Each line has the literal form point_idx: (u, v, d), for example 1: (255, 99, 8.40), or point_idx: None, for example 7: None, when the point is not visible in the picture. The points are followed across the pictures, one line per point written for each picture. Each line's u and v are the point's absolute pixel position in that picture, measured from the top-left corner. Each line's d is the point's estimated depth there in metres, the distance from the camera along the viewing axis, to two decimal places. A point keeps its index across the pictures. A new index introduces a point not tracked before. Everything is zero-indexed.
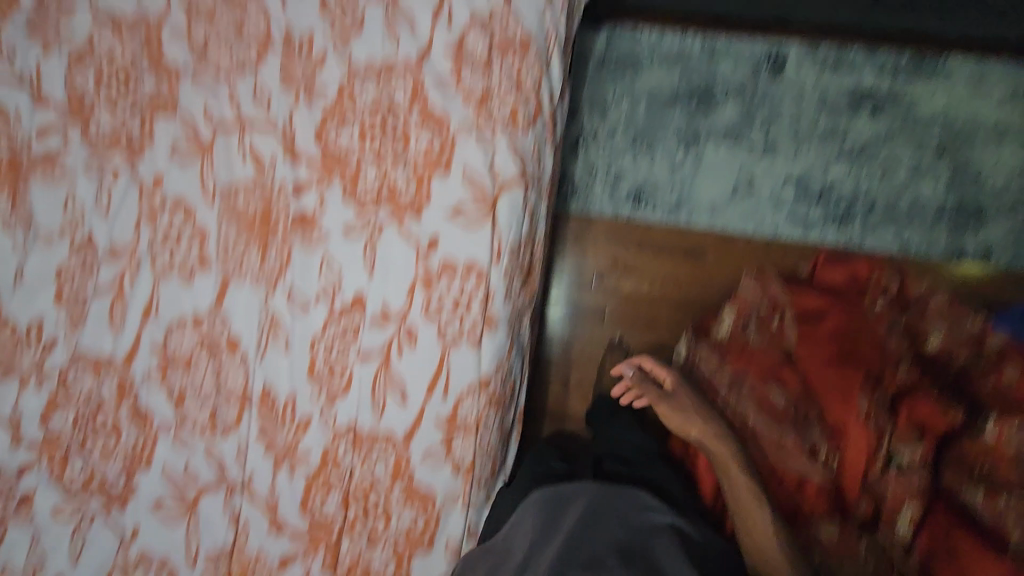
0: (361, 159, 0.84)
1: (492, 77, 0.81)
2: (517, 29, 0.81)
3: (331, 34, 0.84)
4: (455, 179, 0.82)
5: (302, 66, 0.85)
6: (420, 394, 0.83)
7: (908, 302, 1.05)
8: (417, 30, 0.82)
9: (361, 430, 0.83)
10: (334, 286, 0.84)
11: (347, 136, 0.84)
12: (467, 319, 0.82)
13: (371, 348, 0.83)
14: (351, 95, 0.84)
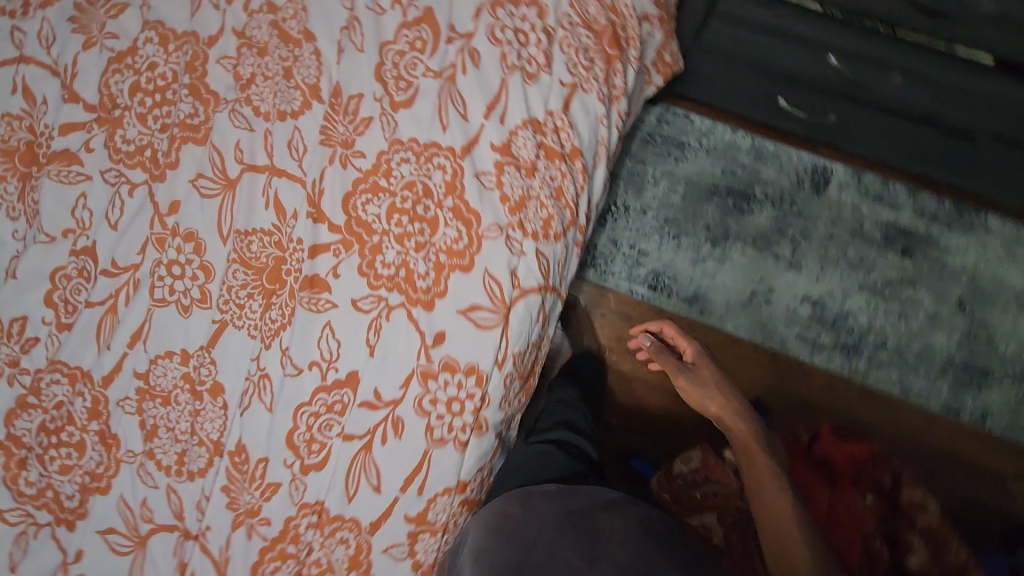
0: (383, 239, 0.80)
1: (534, 183, 0.80)
2: (570, 142, 0.82)
3: (382, 101, 0.82)
4: (475, 279, 0.79)
5: (345, 126, 0.82)
6: (395, 488, 0.79)
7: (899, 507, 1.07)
8: (469, 118, 0.80)
9: (326, 513, 0.79)
10: (331, 356, 0.80)
11: (374, 207, 0.81)
12: (459, 419, 0.79)
13: (354, 430, 0.79)
14: (386, 170, 0.81)
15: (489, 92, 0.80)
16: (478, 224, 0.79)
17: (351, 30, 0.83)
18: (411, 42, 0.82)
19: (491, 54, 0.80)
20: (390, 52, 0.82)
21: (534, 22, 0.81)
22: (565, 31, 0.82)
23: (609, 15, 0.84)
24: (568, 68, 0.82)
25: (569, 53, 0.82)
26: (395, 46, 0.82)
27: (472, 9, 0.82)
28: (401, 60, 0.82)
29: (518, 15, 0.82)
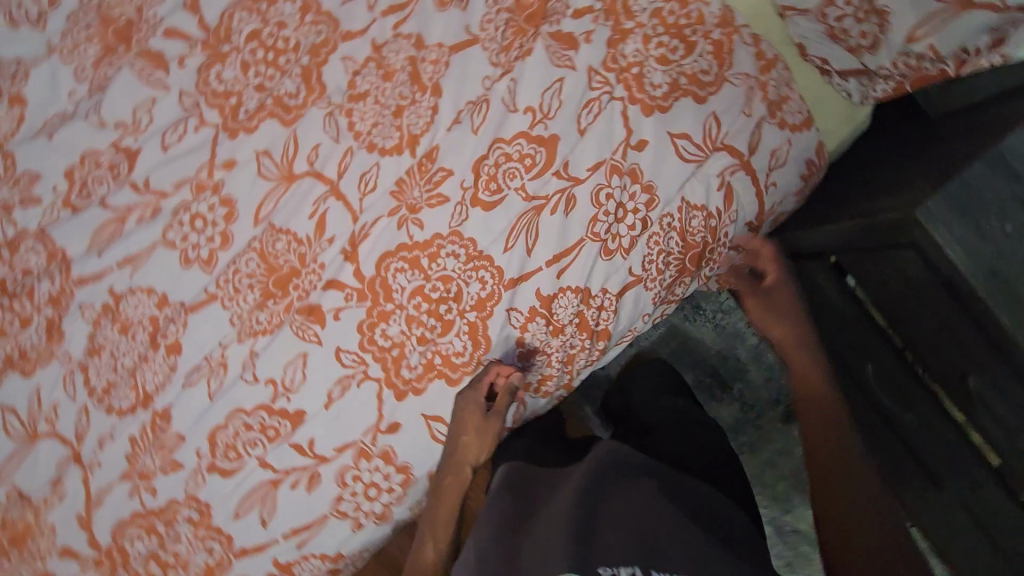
0: (394, 313, 0.81)
1: (554, 341, 0.83)
2: (605, 323, 0.83)
3: (465, 190, 0.81)
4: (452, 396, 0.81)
5: (420, 191, 0.81)
6: (279, 531, 0.81)
7: None
8: (531, 255, 0.80)
9: (209, 517, 0.81)
10: (290, 387, 0.81)
11: (402, 280, 0.81)
12: (369, 503, 0.82)
13: (273, 462, 0.81)
14: (432, 254, 0.81)
15: (562, 243, 0.80)
16: (484, 351, 0.81)
17: (478, 109, 0.81)
18: (523, 154, 0.80)
19: (585, 211, 0.79)
20: (498, 151, 0.80)
21: (637, 204, 0.80)
22: (659, 229, 0.81)
23: (707, 235, 0.82)
24: (642, 262, 0.81)
25: (651, 250, 0.81)
26: (506, 148, 0.80)
27: (593, 159, 0.79)
28: (505, 164, 0.80)
29: (626, 189, 0.80)
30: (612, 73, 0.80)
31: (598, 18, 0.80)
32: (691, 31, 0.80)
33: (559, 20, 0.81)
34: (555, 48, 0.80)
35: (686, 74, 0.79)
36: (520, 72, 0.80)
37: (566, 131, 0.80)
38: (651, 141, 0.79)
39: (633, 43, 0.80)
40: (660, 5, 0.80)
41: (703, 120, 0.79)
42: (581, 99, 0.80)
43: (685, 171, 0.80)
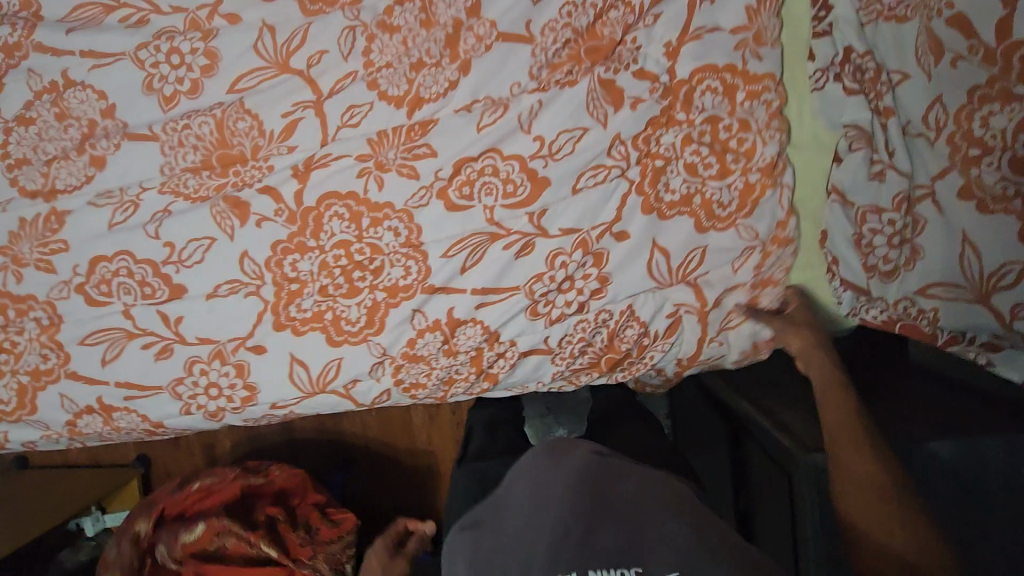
0: (312, 251, 0.78)
1: (442, 359, 0.82)
2: (498, 369, 0.84)
3: (437, 179, 0.76)
4: (325, 353, 0.81)
5: (396, 153, 0.76)
6: (114, 376, 0.83)
7: None
8: (464, 275, 0.77)
9: (57, 330, 0.82)
10: (183, 260, 0.79)
11: (335, 225, 0.77)
12: (205, 399, 0.84)
13: (136, 317, 0.81)
14: (375, 220, 0.77)
15: (497, 282, 0.77)
16: (375, 333, 0.80)
17: (492, 110, 0.74)
18: (510, 178, 0.75)
19: (533, 265, 0.77)
20: (488, 162, 0.75)
21: (586, 286, 0.79)
22: (590, 320, 0.81)
23: (633, 348, 0.83)
24: (559, 339, 0.82)
25: (575, 333, 0.81)
26: (498, 163, 0.75)
27: (570, 222, 0.76)
28: (488, 177, 0.75)
29: (582, 266, 0.77)
30: (635, 151, 0.75)
31: (656, 90, 0.74)
32: (733, 158, 0.76)
33: (618, 69, 0.74)
34: (598, 96, 0.73)
35: (703, 196, 0.77)
36: (553, 97, 0.74)
37: (561, 181, 0.74)
38: (632, 238, 0.77)
39: (673, 135, 0.75)
40: (722, 114, 0.75)
41: (690, 249, 0.78)
42: (592, 159, 0.74)
43: (642, 283, 0.79)
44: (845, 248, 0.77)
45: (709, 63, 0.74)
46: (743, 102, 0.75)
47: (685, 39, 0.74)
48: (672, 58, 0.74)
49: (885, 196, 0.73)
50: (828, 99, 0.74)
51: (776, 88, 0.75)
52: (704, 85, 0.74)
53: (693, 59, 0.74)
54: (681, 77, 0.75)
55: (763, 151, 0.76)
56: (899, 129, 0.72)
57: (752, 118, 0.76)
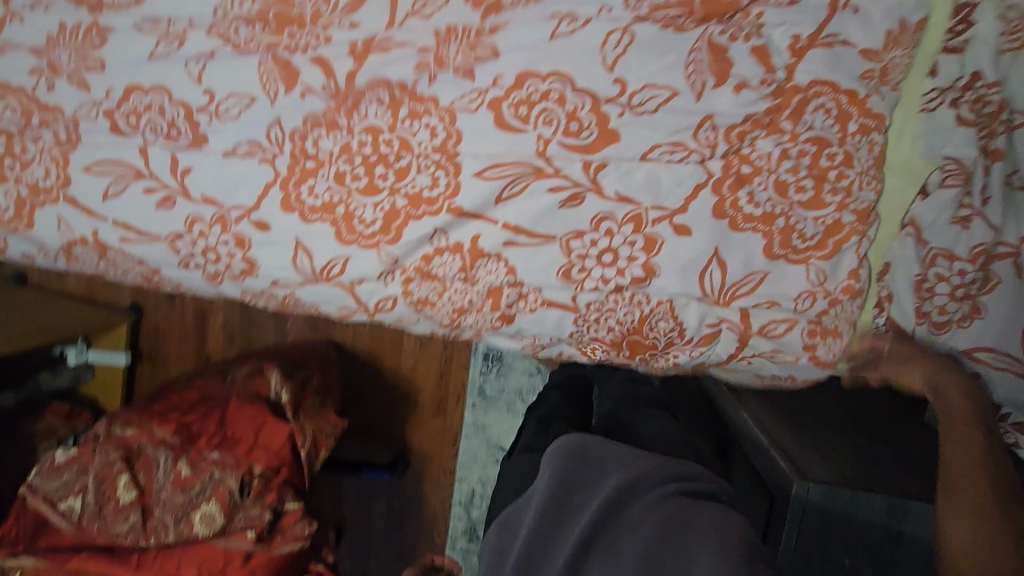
0: (340, 130, 0.73)
1: (457, 286, 0.76)
2: (516, 314, 0.77)
3: (494, 87, 0.69)
4: (330, 249, 0.75)
5: (459, 50, 0.70)
6: (117, 213, 0.78)
7: (226, 486, 0.93)
8: (497, 207, 0.71)
9: (72, 149, 0.78)
10: (219, 113, 0.75)
11: (371, 109, 0.72)
12: (201, 259, 0.79)
13: (150, 158, 0.76)
14: (414, 112, 0.71)
15: (533, 223, 0.71)
16: (390, 243, 0.74)
17: (571, 20, 0.67)
18: (575, 115, 0.68)
19: (575, 219, 0.71)
20: (554, 88, 0.68)
21: (629, 269, 0.72)
22: (625, 298, 0.74)
23: (661, 343, 0.76)
24: (589, 302, 0.75)
25: (605, 304, 0.75)
26: (566, 92, 0.68)
27: (627, 189, 0.70)
28: (549, 104, 0.68)
29: (629, 244, 0.71)
30: (724, 144, 0.68)
31: (768, 83, 0.66)
32: (830, 188, 0.68)
33: (734, 36, 0.66)
34: (701, 59, 0.66)
35: (787, 220, 0.68)
36: (644, 35, 0.66)
37: (631, 140, 0.68)
38: (694, 237, 0.70)
39: (771, 144, 0.68)
40: (831, 140, 0.67)
41: (749, 270, 0.70)
42: (673, 133, 0.68)
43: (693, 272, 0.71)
44: (905, 289, 0.69)
45: (830, 80, 0.66)
46: (853, 134, 0.67)
47: (814, 40, 0.66)
48: (793, 57, 0.66)
49: (963, 243, 0.67)
50: (936, 121, 0.66)
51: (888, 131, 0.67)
52: (818, 101, 0.66)
53: (819, 68, 0.66)
54: (797, 83, 0.67)
55: (863, 192, 0.68)
56: (1003, 176, 0.67)
57: (858, 154, 0.67)
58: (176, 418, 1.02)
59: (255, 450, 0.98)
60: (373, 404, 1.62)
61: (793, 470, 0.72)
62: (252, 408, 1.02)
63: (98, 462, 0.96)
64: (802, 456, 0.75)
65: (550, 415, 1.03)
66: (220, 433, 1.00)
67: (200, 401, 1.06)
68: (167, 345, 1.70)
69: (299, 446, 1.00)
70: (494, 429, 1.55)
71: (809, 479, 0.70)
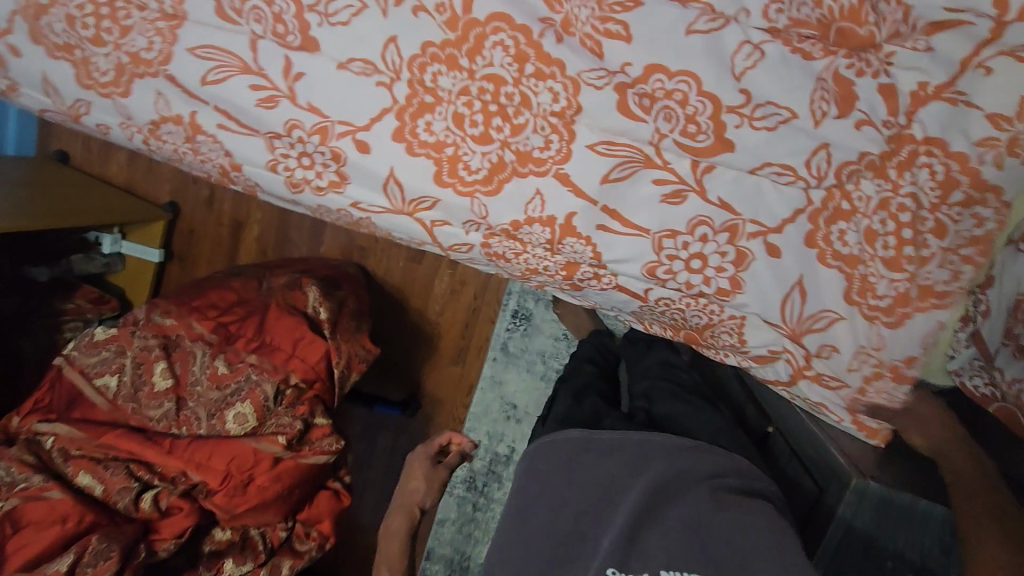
0: (460, 71, 0.69)
1: (539, 252, 0.77)
2: (586, 287, 0.80)
3: (622, 72, 0.67)
4: (425, 187, 0.74)
5: (589, 15, 0.65)
6: (213, 101, 0.76)
7: (258, 387, 0.94)
8: (600, 186, 0.71)
9: (175, 25, 0.74)
10: (329, 15, 0.70)
11: (496, 56, 0.68)
12: (296, 169, 0.78)
13: (260, 52, 0.73)
14: (540, 72, 0.68)
15: (632, 212, 0.72)
16: (487, 192, 0.73)
17: (712, 17, 0.64)
18: (695, 119, 0.67)
19: (669, 216, 0.71)
20: (680, 88, 0.66)
21: (715, 278, 0.74)
22: (697, 303, 0.77)
23: (716, 345, 0.82)
24: (659, 297, 0.78)
25: (675, 301, 0.78)
26: (690, 93, 0.66)
27: (730, 198, 0.70)
28: (672, 103, 0.67)
29: (720, 254, 0.72)
30: (833, 179, 0.68)
31: (889, 126, 0.66)
32: (911, 253, 0.68)
33: (862, 71, 0.64)
34: (828, 89, 0.65)
35: (868, 270, 0.70)
36: (774, 52, 0.64)
37: (745, 153, 0.67)
38: (783, 261, 0.71)
39: (874, 186, 0.68)
40: (925, 203, 0.67)
41: (784, 292, 0.73)
42: (785, 156, 0.67)
43: (778, 294, 0.73)
44: (1000, 308, 0.68)
45: (953, 137, 0.65)
46: (954, 204, 0.67)
47: (942, 93, 0.64)
48: (914, 105, 0.65)
49: None
50: None
51: (998, 207, 0.67)
52: (928, 159, 0.66)
53: (937, 123, 0.65)
54: (914, 133, 0.66)
55: (935, 267, 0.68)
56: None
57: (952, 225, 0.67)
58: (221, 320, 1.01)
59: (288, 359, 0.98)
60: (396, 336, 1.62)
61: (850, 466, 0.70)
62: (292, 319, 1.02)
63: (137, 346, 0.96)
64: (860, 458, 0.72)
65: (582, 387, 0.95)
66: (260, 335, 1.00)
67: (238, 303, 1.06)
68: (199, 249, 1.70)
69: (334, 363, 1.01)
70: (510, 385, 1.55)
71: (868, 478, 0.68)
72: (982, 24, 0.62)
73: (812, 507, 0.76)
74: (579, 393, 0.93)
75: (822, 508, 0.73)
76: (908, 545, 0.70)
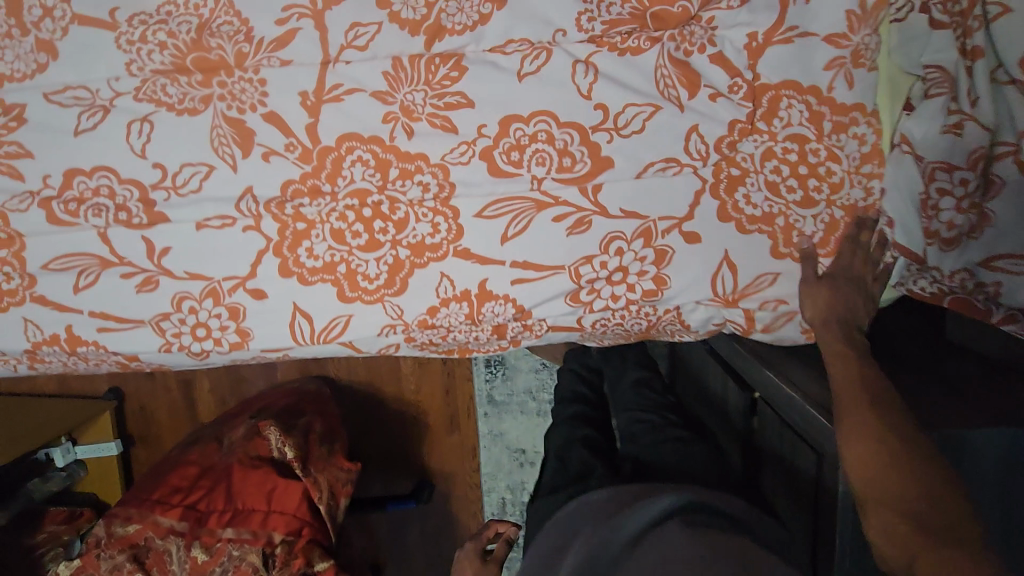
0: (325, 197, 0.67)
1: (461, 328, 0.73)
2: (522, 340, 0.75)
3: (481, 136, 0.66)
4: (334, 308, 0.70)
5: (425, 97, 0.65)
6: (87, 307, 0.71)
7: (244, 560, 0.89)
8: (502, 247, 0.68)
9: (19, 246, 0.69)
10: (178, 187, 0.67)
11: (357, 171, 0.67)
12: (191, 341, 0.72)
13: (113, 242, 0.68)
14: (405, 171, 0.66)
15: (542, 256, 0.68)
16: (394, 294, 0.70)
17: (534, 55, 0.64)
18: (567, 150, 0.65)
19: (579, 248, 0.68)
20: (540, 128, 0.65)
21: (639, 283, 0.69)
22: (631, 311, 0.71)
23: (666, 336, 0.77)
24: (595, 321, 0.72)
25: (612, 317, 0.72)
26: (552, 129, 0.65)
27: (632, 204, 0.67)
28: (540, 145, 0.65)
29: (640, 259, 0.68)
30: (717, 155, 0.65)
31: (738, 89, 0.64)
32: (818, 185, 0.67)
33: (690, 50, 0.63)
34: (670, 73, 0.63)
35: (787, 220, 0.67)
36: (605, 60, 0.64)
37: (624, 161, 0.65)
38: (704, 245, 0.68)
39: (752, 144, 0.66)
40: (810, 135, 0.65)
41: (712, 274, 0.69)
42: (662, 150, 0.65)
43: (717, 285, 0.69)
44: (907, 207, 0.66)
45: (802, 74, 0.64)
46: (829, 134, 0.65)
47: (773, 37, 0.63)
48: (753, 58, 0.63)
49: (959, 152, 0.62)
50: (909, 31, 0.62)
51: (869, 120, 0.66)
52: (790, 97, 0.64)
53: (783, 67, 0.63)
54: (765, 81, 0.64)
55: (850, 190, 0.67)
56: (988, 75, 0.61)
57: (842, 151, 0.66)
58: (189, 505, 0.94)
59: (268, 520, 0.93)
60: (379, 433, 1.49)
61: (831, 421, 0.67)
62: (260, 472, 0.97)
63: (105, 568, 0.89)
64: None
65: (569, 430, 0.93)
66: (231, 504, 0.95)
67: (200, 476, 1.00)
68: (156, 421, 1.57)
69: (317, 500, 0.97)
70: (511, 432, 1.49)
71: None
72: None
73: (816, 491, 0.71)
74: (563, 451, 0.89)
75: (823, 490, 0.69)
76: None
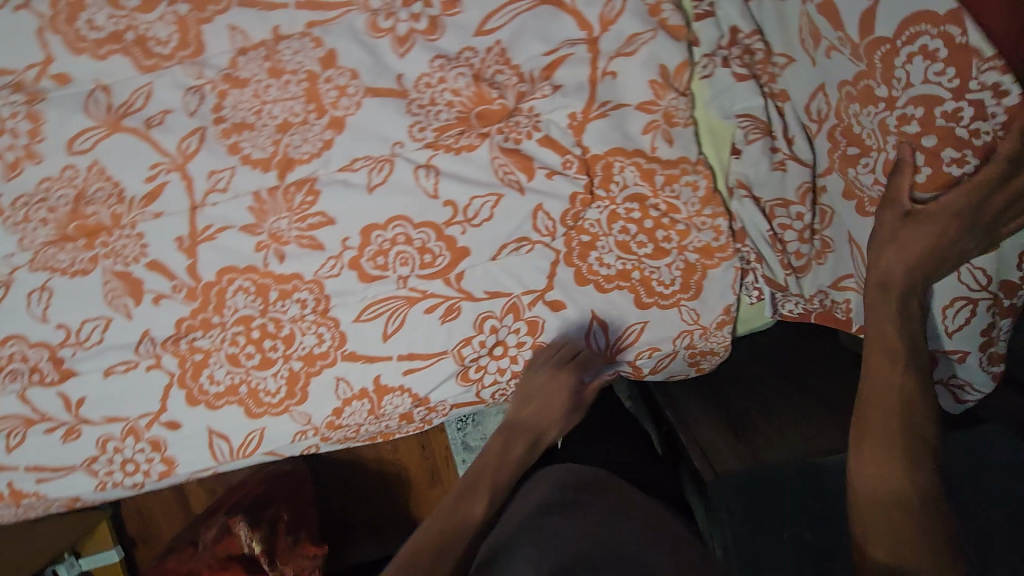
0: (215, 328, 0.72)
1: (368, 422, 0.77)
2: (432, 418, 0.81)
3: (346, 249, 0.70)
4: (245, 426, 0.75)
5: (289, 223, 0.70)
6: (22, 462, 0.76)
7: None
8: (385, 343, 0.72)
9: None
10: (82, 341, 0.72)
11: (239, 299, 0.71)
12: (123, 477, 0.77)
13: (33, 401, 0.74)
14: (284, 292, 0.71)
15: (425, 346, 0.73)
16: (297, 403, 0.74)
17: (378, 168, 0.69)
18: (427, 248, 0.70)
19: (458, 332, 0.72)
20: (399, 231, 0.69)
21: (519, 354, 0.73)
22: (523, 378, 0.75)
23: None
24: (492, 392, 0.77)
25: (508, 386, 0.76)
26: (409, 231, 0.69)
27: (496, 286, 0.71)
28: (401, 247, 0.70)
29: (514, 332, 0.72)
30: (565, 227, 0.70)
31: (571, 164, 0.68)
32: (666, 236, 0.70)
33: (519, 138, 0.68)
34: (506, 162, 0.68)
35: (642, 273, 0.71)
36: (444, 162, 0.68)
37: (480, 248, 0.70)
38: (569, 310, 0.72)
39: (597, 211, 0.70)
40: (647, 193, 0.69)
41: (586, 333, 0.72)
42: (514, 230, 0.69)
43: (594, 343, 0.73)
44: (762, 246, 0.70)
45: (628, 141, 0.68)
46: (663, 186, 0.68)
47: (590, 114, 0.67)
48: (578, 135, 0.68)
49: (789, 187, 0.69)
50: (718, 85, 0.67)
51: (697, 166, 0.68)
52: (623, 163, 0.68)
53: (608, 139, 0.68)
54: (595, 152, 0.68)
55: (697, 233, 0.69)
56: (797, 115, 0.68)
57: (679, 201, 0.69)
58: None
59: None
60: (364, 498, 1.53)
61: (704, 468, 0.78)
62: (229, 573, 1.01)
63: None
64: (720, 453, 0.80)
65: None
66: None
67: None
68: (156, 521, 1.62)
69: None
70: None
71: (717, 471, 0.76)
72: (580, 48, 0.66)
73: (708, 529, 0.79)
74: None
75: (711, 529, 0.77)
76: (794, 509, 0.73)
